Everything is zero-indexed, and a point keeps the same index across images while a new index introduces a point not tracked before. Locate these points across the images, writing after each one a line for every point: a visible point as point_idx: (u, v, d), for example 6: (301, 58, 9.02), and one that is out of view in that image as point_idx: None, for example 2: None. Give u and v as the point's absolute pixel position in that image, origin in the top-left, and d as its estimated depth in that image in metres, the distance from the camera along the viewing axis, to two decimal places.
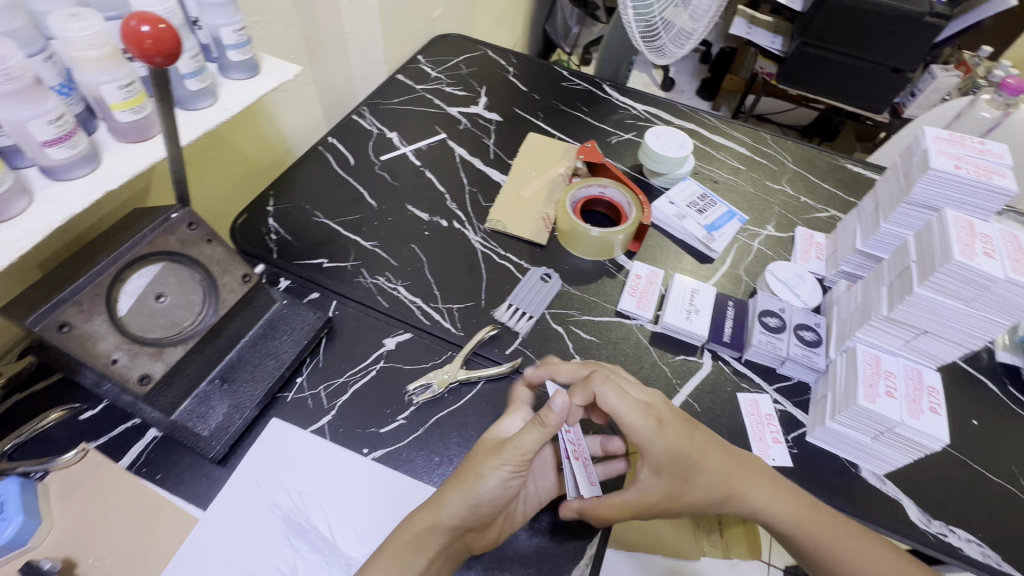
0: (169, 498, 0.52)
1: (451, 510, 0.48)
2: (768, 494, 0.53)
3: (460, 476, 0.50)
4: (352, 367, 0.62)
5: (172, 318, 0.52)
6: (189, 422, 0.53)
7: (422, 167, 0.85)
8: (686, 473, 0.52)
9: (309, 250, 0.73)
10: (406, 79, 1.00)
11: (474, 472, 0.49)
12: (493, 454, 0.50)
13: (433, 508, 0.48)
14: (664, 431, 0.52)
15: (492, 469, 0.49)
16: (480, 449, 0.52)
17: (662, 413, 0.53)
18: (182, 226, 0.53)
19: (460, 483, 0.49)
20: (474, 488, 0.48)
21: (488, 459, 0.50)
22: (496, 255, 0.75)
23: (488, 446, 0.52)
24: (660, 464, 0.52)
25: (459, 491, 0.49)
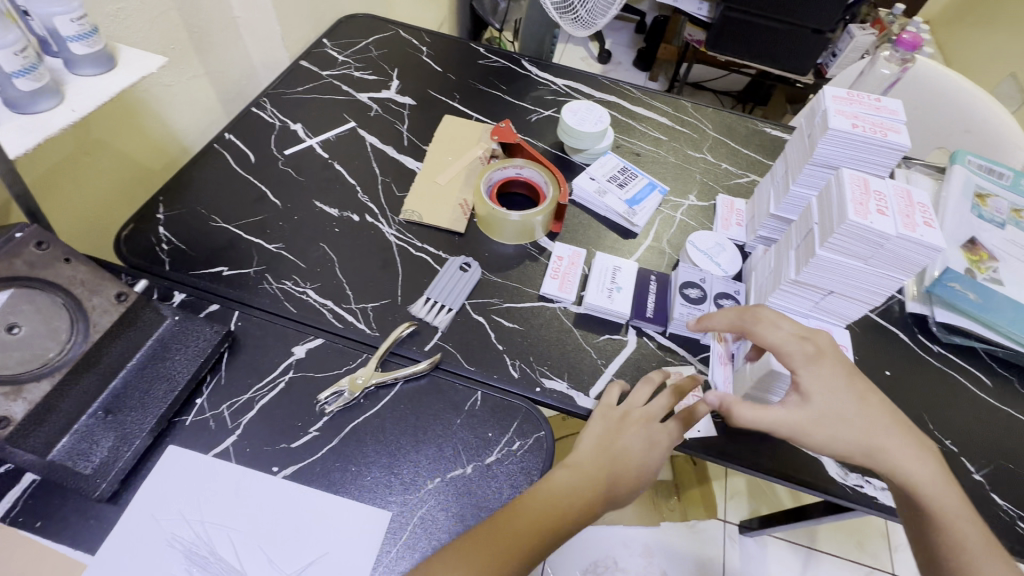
0: (51, 545, 0.48)
1: (616, 496, 0.53)
2: (898, 442, 0.52)
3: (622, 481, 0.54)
4: (258, 381, 0.58)
5: (32, 350, 0.47)
6: (69, 461, 0.48)
7: (330, 159, 0.80)
8: (830, 410, 0.51)
9: (206, 259, 0.67)
10: (311, 65, 0.93)
11: (631, 481, 0.54)
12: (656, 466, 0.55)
13: (604, 489, 0.53)
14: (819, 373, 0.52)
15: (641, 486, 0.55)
16: (648, 456, 0.54)
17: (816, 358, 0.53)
18: (29, 245, 0.49)
19: (630, 479, 0.54)
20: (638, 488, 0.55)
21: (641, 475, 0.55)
22: (412, 247, 0.71)
23: (657, 450, 0.54)
24: (809, 392, 0.52)
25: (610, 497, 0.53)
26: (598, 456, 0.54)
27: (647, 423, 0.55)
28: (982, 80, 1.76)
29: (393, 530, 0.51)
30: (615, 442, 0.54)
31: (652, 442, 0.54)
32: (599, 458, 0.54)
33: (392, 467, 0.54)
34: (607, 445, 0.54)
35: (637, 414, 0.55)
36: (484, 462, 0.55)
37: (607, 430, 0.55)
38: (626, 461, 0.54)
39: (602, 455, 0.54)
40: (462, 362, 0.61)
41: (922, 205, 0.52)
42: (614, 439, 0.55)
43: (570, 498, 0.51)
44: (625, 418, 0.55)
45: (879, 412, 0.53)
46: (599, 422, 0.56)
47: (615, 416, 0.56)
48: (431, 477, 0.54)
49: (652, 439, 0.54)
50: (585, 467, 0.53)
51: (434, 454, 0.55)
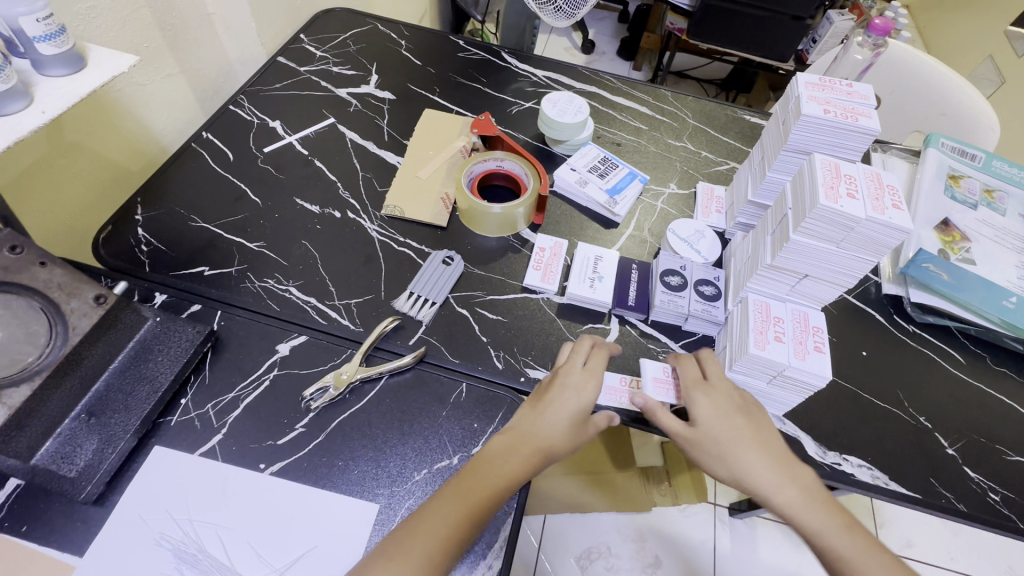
0: (38, 549, 0.48)
1: (552, 454, 0.54)
2: (770, 464, 0.54)
3: (547, 434, 0.54)
4: (243, 380, 0.58)
5: (10, 355, 0.47)
6: (53, 465, 0.48)
7: (311, 156, 0.79)
8: (699, 436, 0.55)
9: (187, 259, 0.67)
10: (288, 61, 0.92)
11: (563, 428, 0.54)
12: (586, 418, 0.55)
13: (535, 444, 0.53)
14: (710, 398, 0.56)
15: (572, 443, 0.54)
16: (576, 406, 0.55)
17: (711, 389, 0.57)
18: (3, 249, 0.49)
19: (557, 432, 0.54)
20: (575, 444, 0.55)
21: (573, 431, 0.54)
22: (395, 241, 0.71)
23: (584, 400, 0.55)
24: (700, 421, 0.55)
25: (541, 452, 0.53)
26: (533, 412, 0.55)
27: (573, 378, 0.56)
28: (959, 63, 1.80)
29: (381, 521, 0.51)
30: (544, 399, 0.55)
31: (580, 393, 0.55)
32: (530, 416, 0.55)
33: (379, 461, 0.54)
34: (537, 407, 0.55)
35: (565, 370, 0.57)
36: (470, 452, 0.55)
37: (540, 390, 0.57)
38: (554, 415, 0.54)
39: (532, 412, 0.55)
40: (447, 355, 0.62)
41: (891, 188, 0.53)
42: (541, 395, 0.56)
43: (508, 457, 0.52)
44: (553, 377, 0.57)
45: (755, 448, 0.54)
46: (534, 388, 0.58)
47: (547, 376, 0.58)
48: (418, 468, 0.54)
49: (578, 388, 0.56)
50: (515, 431, 0.54)
51: (421, 446, 0.55)
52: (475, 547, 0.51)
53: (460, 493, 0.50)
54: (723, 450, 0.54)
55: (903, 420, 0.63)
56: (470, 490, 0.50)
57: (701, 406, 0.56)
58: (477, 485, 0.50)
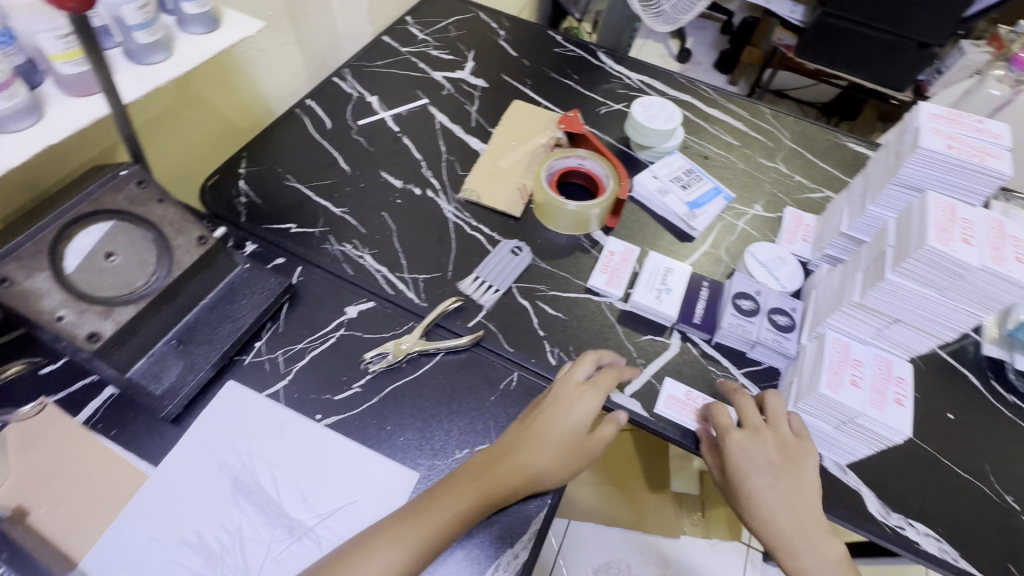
0: (120, 453, 0.53)
1: (546, 455, 0.52)
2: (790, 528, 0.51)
3: (536, 433, 0.53)
4: (312, 333, 0.62)
5: (122, 278, 0.52)
6: (143, 381, 0.54)
7: (400, 133, 0.83)
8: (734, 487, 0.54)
9: (278, 215, 0.72)
10: (392, 41, 0.96)
11: (559, 435, 0.53)
12: (586, 436, 0.55)
13: (537, 447, 0.53)
14: (744, 449, 0.54)
15: (564, 447, 0.53)
16: (574, 420, 0.54)
17: (746, 437, 0.54)
18: (130, 183, 0.54)
19: (547, 436, 0.53)
20: (567, 460, 0.53)
21: (557, 441, 0.53)
22: (468, 225, 0.73)
23: (576, 410, 0.54)
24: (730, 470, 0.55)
25: (530, 454, 0.52)
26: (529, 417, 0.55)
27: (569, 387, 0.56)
28: None
29: (420, 489, 0.53)
30: (540, 409, 0.55)
31: (575, 402, 0.55)
32: (518, 432, 0.54)
33: (424, 433, 0.56)
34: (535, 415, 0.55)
35: (563, 382, 0.57)
36: None
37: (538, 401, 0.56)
38: (547, 421, 0.54)
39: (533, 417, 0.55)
40: (503, 342, 0.63)
41: (1015, 239, 0.48)
42: (538, 411, 0.55)
43: (505, 462, 0.52)
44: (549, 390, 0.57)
45: (783, 508, 0.52)
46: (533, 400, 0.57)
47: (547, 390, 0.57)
48: (460, 447, 0.56)
49: (573, 399, 0.55)
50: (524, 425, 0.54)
51: (466, 426, 0.57)
52: (505, 534, 0.52)
53: (466, 486, 0.50)
54: (748, 502, 0.53)
55: (986, 496, 0.57)
56: (475, 479, 0.51)
57: (734, 454, 0.54)
58: (482, 475, 0.51)
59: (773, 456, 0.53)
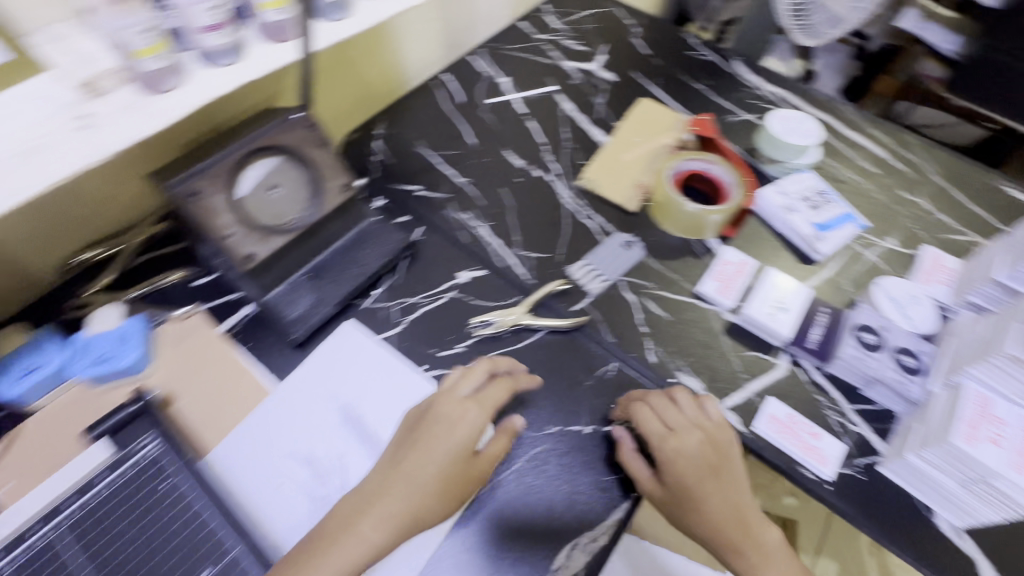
0: (251, 365, 0.59)
1: (429, 476, 0.49)
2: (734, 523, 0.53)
3: (411, 456, 0.50)
4: (426, 290, 0.65)
5: (279, 210, 0.57)
6: (278, 305, 0.60)
7: (526, 116, 0.85)
8: (678, 501, 0.53)
9: (406, 176, 0.76)
10: (527, 27, 0.98)
11: (443, 455, 0.50)
12: (473, 454, 0.52)
13: (419, 468, 0.50)
14: (680, 454, 0.53)
15: (445, 463, 0.50)
16: (456, 439, 0.51)
17: (681, 444, 0.53)
18: (300, 126, 0.57)
19: (430, 458, 0.50)
20: (446, 482, 0.50)
21: (432, 463, 0.50)
22: (582, 213, 0.74)
23: (457, 429, 0.51)
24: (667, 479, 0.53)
25: (408, 478, 0.49)
26: (408, 441, 0.52)
27: (452, 404, 0.53)
28: None
29: (510, 454, 0.55)
30: (416, 435, 0.51)
31: (460, 420, 0.52)
32: (384, 467, 0.51)
33: (520, 403, 0.58)
34: (410, 442, 0.51)
35: (446, 397, 0.53)
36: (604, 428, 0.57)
37: (413, 426, 0.53)
38: (427, 447, 0.50)
39: (409, 446, 0.51)
40: (604, 331, 0.63)
41: None
42: (410, 441, 0.51)
43: (399, 490, 0.49)
44: (428, 409, 0.53)
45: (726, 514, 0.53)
46: (400, 428, 0.54)
47: (418, 415, 0.53)
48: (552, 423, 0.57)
49: (457, 417, 0.52)
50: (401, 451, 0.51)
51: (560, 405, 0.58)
52: (587, 516, 0.53)
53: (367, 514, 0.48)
54: (694, 510, 0.53)
55: None
56: (372, 505, 0.48)
57: (673, 462, 0.53)
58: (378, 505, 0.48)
59: (712, 463, 0.54)
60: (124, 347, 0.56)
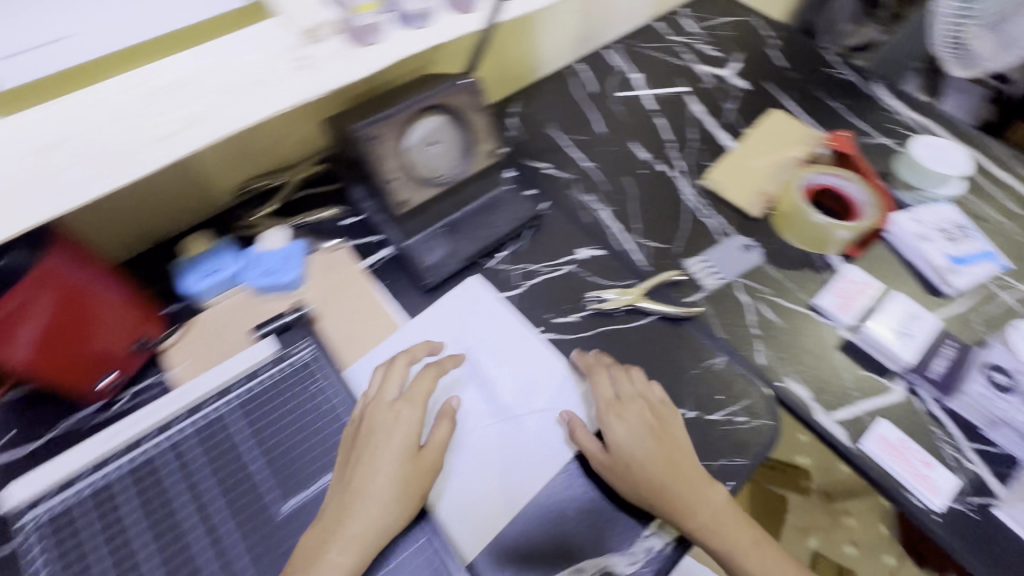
0: (385, 300, 0.64)
1: (376, 486, 0.47)
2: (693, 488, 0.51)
3: (354, 473, 0.48)
4: (546, 260, 0.69)
5: (433, 164, 0.63)
6: (415, 252, 0.65)
7: (655, 112, 0.87)
8: (633, 475, 0.52)
9: (536, 154, 0.80)
10: (663, 28, 1.00)
11: (386, 466, 0.48)
12: (417, 452, 0.50)
13: (365, 480, 0.47)
14: (621, 421, 0.54)
15: (390, 460, 0.48)
16: (394, 445, 0.49)
17: (626, 411, 0.55)
18: (465, 92, 0.61)
19: (372, 471, 0.48)
20: (398, 488, 0.48)
21: (375, 472, 0.47)
22: (704, 211, 0.75)
23: (393, 436, 0.49)
24: (611, 446, 0.54)
25: (355, 495, 0.47)
26: (344, 465, 0.49)
27: (384, 413, 0.50)
28: None
29: None
30: (353, 455, 0.49)
31: (397, 423, 0.50)
32: (338, 493, 0.47)
33: None
34: (346, 464, 0.49)
35: (379, 405, 0.51)
36: (705, 416, 0.59)
37: (345, 445, 0.50)
38: (369, 464, 0.48)
39: (345, 473, 0.48)
40: (714, 325, 0.65)
41: None
42: (353, 463, 0.48)
43: (353, 512, 0.46)
44: (358, 423, 0.50)
45: (684, 484, 0.52)
46: (339, 451, 0.50)
47: (353, 431, 0.50)
48: None
49: (392, 421, 0.50)
50: (343, 474, 0.48)
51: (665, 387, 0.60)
52: None
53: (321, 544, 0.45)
54: (653, 487, 0.51)
55: None
56: (327, 536, 0.45)
57: (618, 431, 0.54)
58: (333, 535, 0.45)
59: (652, 425, 0.54)
60: (286, 266, 0.63)
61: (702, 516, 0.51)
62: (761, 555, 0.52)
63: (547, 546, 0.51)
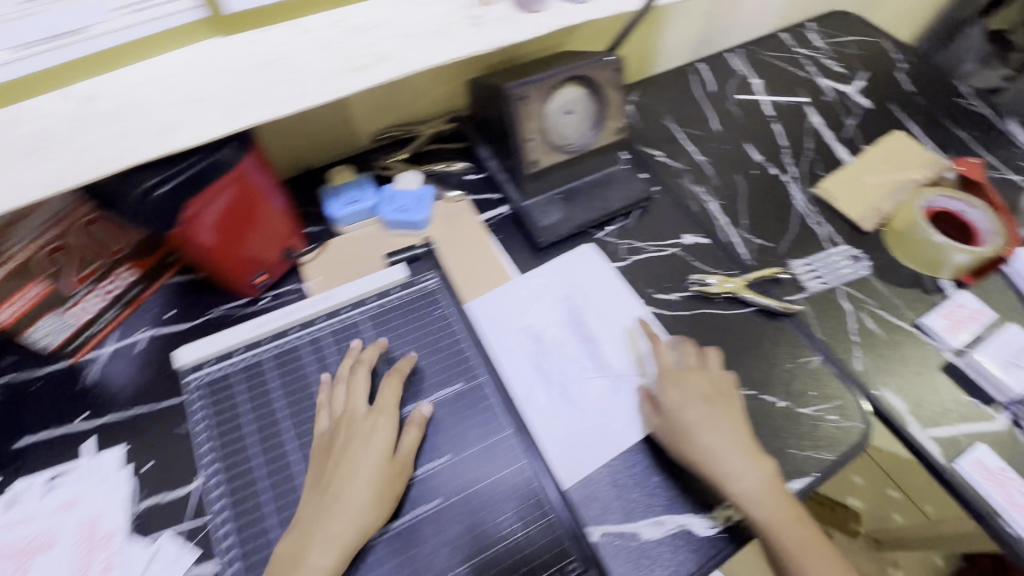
0: (500, 251, 0.69)
1: (351, 495, 0.47)
2: (745, 459, 0.52)
3: (329, 483, 0.48)
4: (652, 240, 0.72)
5: (563, 131, 0.67)
6: (532, 212, 0.70)
7: (772, 118, 0.88)
8: (686, 435, 0.53)
9: (651, 141, 0.83)
10: (788, 39, 1.00)
11: (359, 476, 0.48)
12: (392, 459, 0.50)
13: (339, 489, 0.47)
14: (677, 386, 0.56)
15: (367, 467, 0.48)
16: (367, 457, 0.49)
17: (682, 378, 0.56)
18: (609, 68, 0.65)
19: (346, 482, 0.47)
20: (371, 497, 0.47)
21: (349, 481, 0.47)
22: (813, 218, 0.75)
23: (368, 447, 0.49)
24: (664, 407, 0.55)
25: (332, 502, 0.47)
26: (320, 476, 0.49)
27: (359, 425, 0.51)
28: None
29: None
30: (329, 467, 0.49)
31: (370, 437, 0.50)
32: (316, 502, 0.47)
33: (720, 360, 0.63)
34: (322, 475, 0.49)
35: (355, 419, 0.51)
36: (796, 408, 0.60)
37: (321, 454, 0.50)
38: (344, 474, 0.48)
39: (321, 482, 0.48)
40: (813, 325, 0.66)
41: None
42: (331, 475, 0.48)
43: (330, 519, 0.46)
44: (335, 435, 0.50)
45: (734, 452, 0.52)
46: (311, 464, 0.50)
47: (327, 445, 0.50)
48: (748, 387, 0.61)
49: (367, 435, 0.50)
50: (318, 483, 0.48)
51: (759, 375, 0.62)
52: None
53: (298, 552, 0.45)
54: (702, 450, 0.52)
55: None
56: (305, 543, 0.45)
57: (670, 394, 0.56)
58: (306, 544, 0.45)
59: (708, 393, 0.55)
60: (416, 206, 0.69)
61: (749, 480, 0.51)
62: (806, 539, 0.50)
63: (634, 497, 0.53)
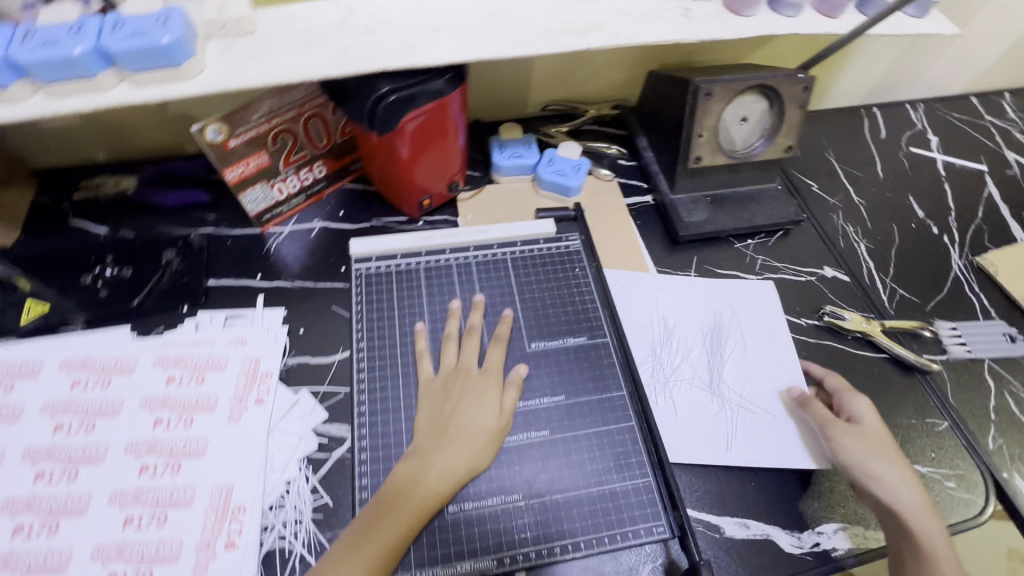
0: (638, 235, 0.71)
1: (461, 442, 0.50)
2: (921, 495, 0.51)
3: (440, 427, 0.51)
4: (791, 263, 0.71)
5: (730, 136, 0.69)
6: (681, 208, 0.71)
7: (944, 178, 0.83)
8: (880, 450, 0.53)
9: (808, 171, 0.82)
10: (979, 104, 0.95)
11: (470, 428, 0.51)
12: (500, 422, 0.52)
13: (451, 434, 0.51)
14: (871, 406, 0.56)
15: (476, 421, 0.51)
16: (479, 413, 0.52)
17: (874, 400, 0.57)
18: (798, 86, 0.65)
19: (458, 432, 0.51)
20: (477, 449, 0.50)
21: (461, 430, 0.51)
22: (970, 286, 0.71)
23: (482, 403, 0.52)
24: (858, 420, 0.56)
25: (445, 445, 0.50)
26: (434, 418, 0.52)
27: (475, 381, 0.54)
28: None
29: None
30: (444, 411, 0.52)
31: (481, 396, 0.53)
32: (435, 441, 0.50)
33: None
34: (437, 416, 0.52)
35: (470, 375, 0.54)
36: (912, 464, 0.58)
37: (438, 395, 0.54)
38: (458, 423, 0.51)
39: (436, 422, 0.52)
40: (948, 389, 0.62)
41: None
42: (445, 421, 0.52)
43: (440, 459, 0.49)
44: (448, 385, 0.54)
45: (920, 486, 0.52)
46: (422, 402, 0.54)
47: (439, 391, 0.54)
48: None
49: (479, 394, 0.53)
50: (433, 424, 0.52)
51: None
52: None
53: (404, 479, 0.49)
54: (891, 471, 0.52)
55: None
56: (413, 475, 0.49)
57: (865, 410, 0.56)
58: (415, 472, 0.49)
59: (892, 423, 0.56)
60: (572, 173, 0.73)
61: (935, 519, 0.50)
62: None
63: (724, 493, 0.54)
